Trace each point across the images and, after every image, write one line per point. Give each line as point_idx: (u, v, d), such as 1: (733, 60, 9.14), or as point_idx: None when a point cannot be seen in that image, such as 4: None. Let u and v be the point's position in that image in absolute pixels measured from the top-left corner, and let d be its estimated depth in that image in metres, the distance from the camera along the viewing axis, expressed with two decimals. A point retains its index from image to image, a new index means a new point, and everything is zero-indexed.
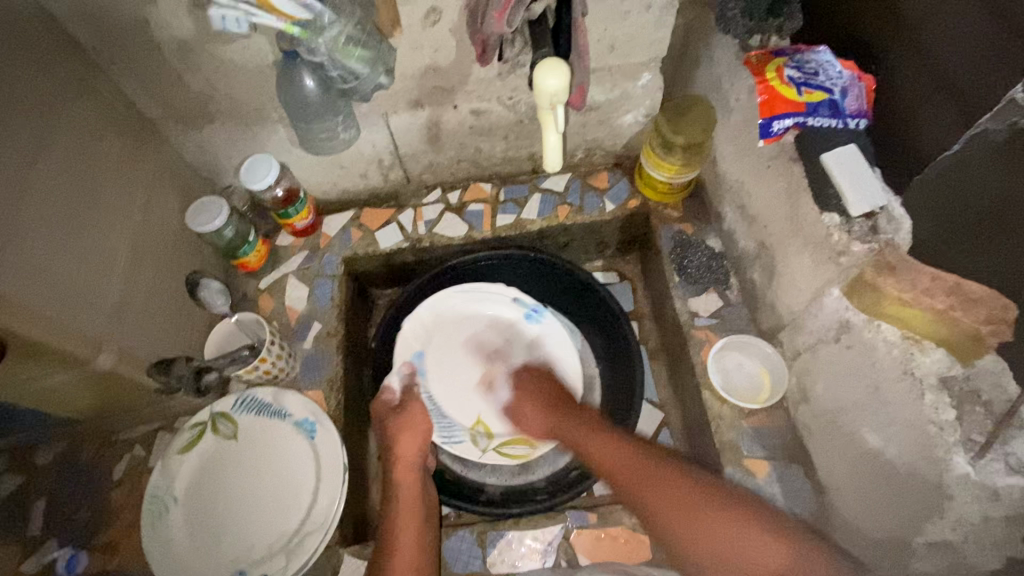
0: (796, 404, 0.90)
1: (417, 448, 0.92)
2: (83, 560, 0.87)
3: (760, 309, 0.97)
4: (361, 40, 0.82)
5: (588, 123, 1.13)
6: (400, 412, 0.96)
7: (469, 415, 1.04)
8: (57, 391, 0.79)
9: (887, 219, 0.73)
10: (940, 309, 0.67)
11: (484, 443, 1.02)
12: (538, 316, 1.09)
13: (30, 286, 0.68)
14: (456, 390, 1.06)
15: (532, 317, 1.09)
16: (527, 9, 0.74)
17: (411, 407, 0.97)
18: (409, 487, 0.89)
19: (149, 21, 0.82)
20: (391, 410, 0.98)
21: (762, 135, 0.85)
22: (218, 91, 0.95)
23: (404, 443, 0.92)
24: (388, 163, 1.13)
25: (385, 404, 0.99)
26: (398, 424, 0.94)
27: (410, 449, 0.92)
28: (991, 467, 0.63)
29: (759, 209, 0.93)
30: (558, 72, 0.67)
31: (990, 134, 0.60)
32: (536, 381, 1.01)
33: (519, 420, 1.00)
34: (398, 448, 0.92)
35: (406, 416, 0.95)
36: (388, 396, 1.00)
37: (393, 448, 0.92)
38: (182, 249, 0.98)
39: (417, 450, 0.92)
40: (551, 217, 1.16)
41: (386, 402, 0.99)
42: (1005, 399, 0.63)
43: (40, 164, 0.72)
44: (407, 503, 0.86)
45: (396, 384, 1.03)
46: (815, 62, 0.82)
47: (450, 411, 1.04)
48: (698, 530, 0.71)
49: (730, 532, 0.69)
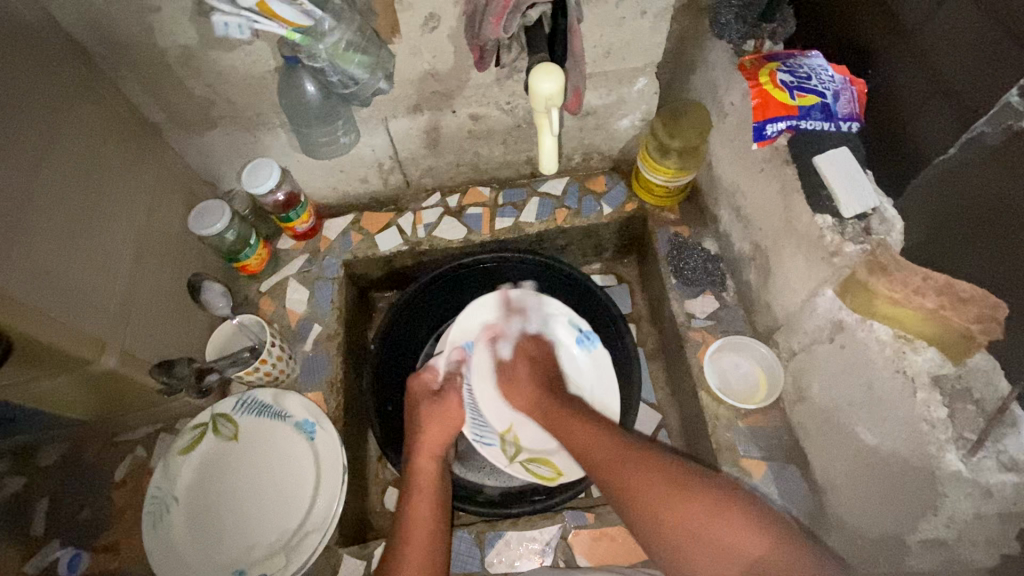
0: (792, 405, 0.91)
1: (444, 438, 0.92)
2: (85, 559, 0.88)
3: (756, 310, 0.98)
4: (361, 45, 0.84)
5: (586, 127, 1.14)
6: (438, 398, 0.95)
7: (505, 420, 1.03)
8: (61, 393, 0.80)
9: (879, 219, 0.74)
10: (930, 309, 0.66)
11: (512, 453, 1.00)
12: (591, 344, 1.07)
13: (34, 289, 0.69)
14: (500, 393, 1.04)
15: (582, 342, 1.08)
16: (524, 14, 0.76)
17: (450, 398, 0.95)
18: (431, 477, 0.88)
19: (154, 28, 0.83)
20: (430, 395, 0.97)
21: (756, 138, 0.86)
22: (220, 97, 0.96)
23: (431, 433, 0.91)
24: (388, 167, 1.15)
25: (426, 385, 0.98)
26: (433, 411, 0.94)
27: (436, 439, 0.91)
28: (983, 464, 0.63)
29: (754, 211, 0.95)
30: (554, 75, 0.68)
31: (986, 137, 0.61)
32: (545, 362, 1.00)
33: (508, 383, 0.98)
34: (426, 436, 0.91)
35: (444, 405, 0.94)
36: (430, 375, 0.99)
37: (420, 436, 0.92)
38: (184, 252, 0.99)
39: (443, 442, 0.92)
40: (550, 220, 1.17)
41: (426, 383, 0.98)
42: (997, 396, 0.64)
43: (46, 169, 0.73)
44: (427, 493, 0.85)
45: (441, 366, 1.01)
46: (808, 67, 0.83)
47: (487, 412, 1.02)
48: (676, 516, 0.68)
49: (705, 514, 0.66)
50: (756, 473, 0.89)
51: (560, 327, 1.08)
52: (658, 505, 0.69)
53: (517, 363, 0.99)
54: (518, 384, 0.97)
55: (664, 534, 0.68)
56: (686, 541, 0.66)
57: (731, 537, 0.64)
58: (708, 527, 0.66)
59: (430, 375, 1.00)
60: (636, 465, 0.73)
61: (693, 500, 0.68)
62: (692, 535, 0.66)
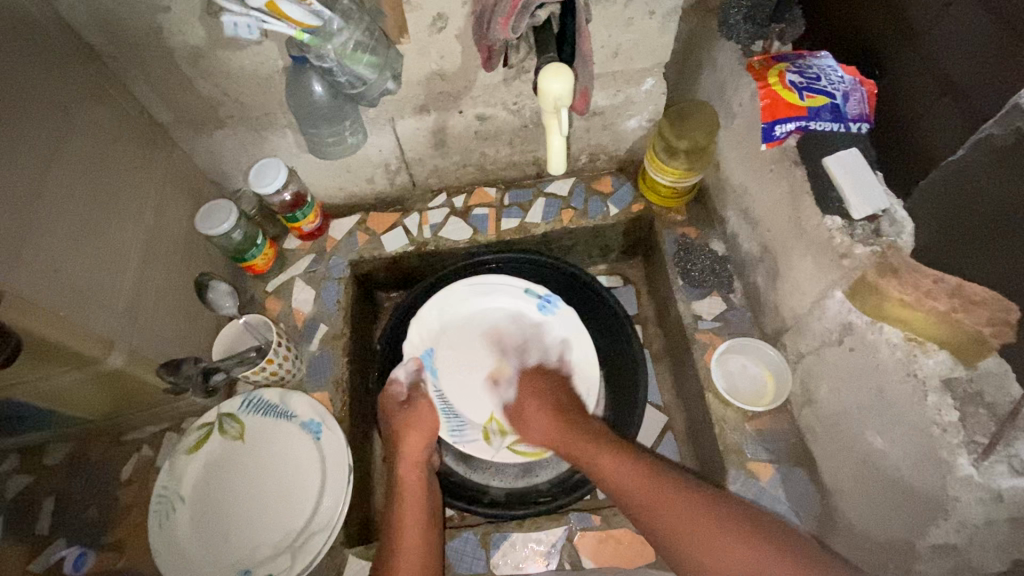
0: (799, 407, 0.90)
1: (422, 446, 0.91)
2: (90, 558, 0.88)
3: (764, 312, 0.98)
4: (369, 46, 0.84)
5: (593, 127, 1.14)
6: (407, 406, 0.96)
7: (484, 412, 1.02)
8: (69, 391, 0.80)
9: (889, 221, 0.74)
10: (943, 311, 0.66)
11: (497, 442, 0.99)
12: (552, 305, 1.05)
13: (43, 287, 0.69)
14: (469, 390, 1.03)
15: (544, 306, 1.06)
16: (532, 15, 0.75)
17: (420, 404, 0.96)
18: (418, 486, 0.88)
19: (162, 28, 0.84)
20: (399, 404, 0.97)
21: (764, 139, 0.86)
22: (228, 96, 0.96)
23: (410, 442, 0.91)
24: (395, 167, 1.14)
25: (394, 397, 0.98)
26: (405, 420, 0.93)
27: (417, 447, 0.91)
28: (995, 469, 0.62)
29: (762, 213, 0.94)
30: (563, 75, 0.68)
31: (995, 139, 0.59)
32: (539, 386, 0.97)
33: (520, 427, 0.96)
34: (405, 445, 0.91)
35: (412, 412, 0.94)
36: (395, 388, 0.99)
37: (400, 446, 0.91)
38: (191, 252, 0.99)
39: (422, 448, 0.91)
40: (556, 220, 1.17)
41: (393, 395, 0.98)
42: (1009, 400, 0.64)
43: (56, 167, 0.74)
44: (415, 504, 0.86)
45: (403, 376, 1.01)
46: (817, 68, 0.83)
47: (463, 410, 1.01)
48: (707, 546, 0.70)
49: (734, 547, 0.69)
50: (763, 475, 0.89)
51: (520, 298, 1.07)
52: (694, 529, 0.71)
53: (524, 399, 0.96)
54: (530, 418, 0.94)
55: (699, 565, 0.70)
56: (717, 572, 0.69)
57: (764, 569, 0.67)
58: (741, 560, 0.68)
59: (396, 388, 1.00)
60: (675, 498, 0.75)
61: (723, 531, 0.70)
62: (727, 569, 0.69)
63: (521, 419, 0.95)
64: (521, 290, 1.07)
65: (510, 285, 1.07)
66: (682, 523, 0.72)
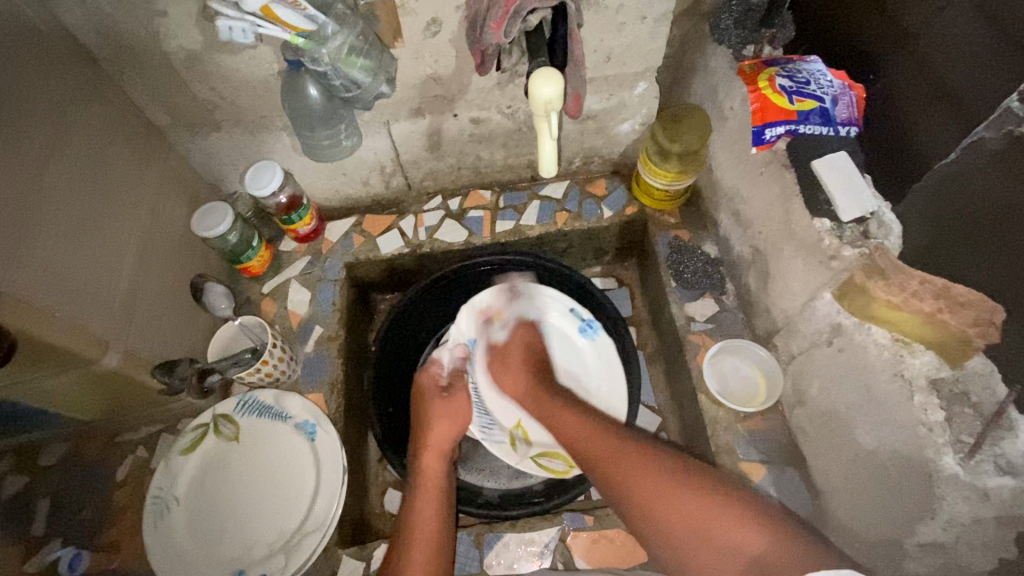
0: (791, 408, 0.91)
1: (449, 438, 0.91)
2: (86, 559, 0.88)
3: (756, 314, 0.99)
4: (363, 50, 0.84)
5: (586, 130, 1.14)
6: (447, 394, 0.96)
7: (512, 416, 1.04)
8: (63, 393, 0.81)
9: (877, 224, 0.76)
10: (928, 312, 0.68)
11: (523, 449, 1.02)
12: (593, 332, 1.09)
13: (39, 287, 0.70)
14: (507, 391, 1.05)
15: (585, 330, 1.09)
16: (524, 20, 0.76)
17: (460, 394, 0.96)
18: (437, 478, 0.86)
19: (159, 32, 0.84)
20: (438, 390, 0.97)
21: (756, 142, 0.87)
22: (224, 100, 0.97)
23: (437, 430, 0.91)
24: (390, 170, 1.15)
25: (434, 378, 0.99)
26: (439, 411, 0.93)
27: (443, 438, 0.91)
28: (981, 467, 0.63)
29: (753, 215, 0.95)
30: (553, 80, 0.69)
31: (987, 142, 0.61)
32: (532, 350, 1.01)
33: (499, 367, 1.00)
34: (433, 435, 0.91)
35: (451, 401, 0.95)
36: (435, 369, 1.00)
37: (426, 434, 0.91)
38: (187, 253, 1.00)
39: (448, 440, 0.91)
40: (551, 223, 1.18)
41: (435, 377, 0.99)
42: (994, 401, 0.64)
43: (52, 169, 0.74)
44: (432, 491, 0.84)
45: (444, 359, 1.02)
46: (807, 72, 0.84)
47: (495, 409, 1.04)
48: (675, 509, 0.68)
49: (701, 510, 0.66)
50: (755, 476, 0.89)
51: (565, 317, 1.10)
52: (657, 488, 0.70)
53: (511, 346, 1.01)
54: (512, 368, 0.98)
55: (668, 532, 0.68)
56: (686, 538, 0.66)
57: (733, 536, 0.63)
58: (709, 522, 0.65)
59: (435, 370, 1.00)
60: (641, 466, 0.73)
61: (685, 491, 0.68)
62: (695, 534, 0.66)
63: (500, 362, 1.00)
64: (567, 309, 1.10)
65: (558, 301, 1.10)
66: (642, 485, 0.71)
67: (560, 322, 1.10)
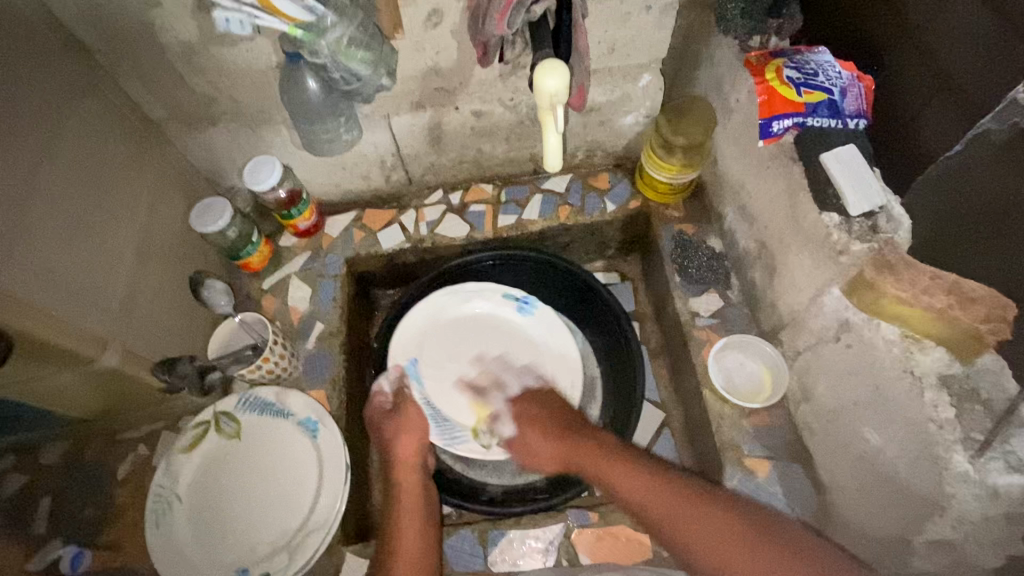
0: (796, 404, 0.90)
1: (416, 448, 0.90)
2: (88, 557, 0.87)
3: (761, 309, 0.98)
4: (363, 41, 0.83)
5: (589, 123, 1.13)
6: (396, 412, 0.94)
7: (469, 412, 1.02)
8: (66, 391, 0.80)
9: (886, 218, 0.74)
10: (939, 308, 0.66)
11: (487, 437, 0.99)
12: (530, 306, 1.10)
13: (35, 285, 0.69)
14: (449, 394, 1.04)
15: (522, 308, 1.10)
16: (528, 10, 0.75)
17: (408, 409, 0.94)
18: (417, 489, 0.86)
19: (155, 24, 0.83)
20: (386, 413, 0.95)
21: (762, 135, 0.85)
22: (223, 94, 0.96)
23: (402, 444, 0.89)
24: (391, 164, 1.14)
25: (379, 406, 0.96)
26: (396, 428, 0.91)
27: (410, 450, 0.89)
28: (990, 465, 0.63)
29: (759, 209, 0.94)
30: (557, 72, 0.68)
31: (992, 134, 0.60)
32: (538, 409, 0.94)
33: (525, 454, 0.91)
34: (399, 451, 0.89)
35: (405, 416, 0.93)
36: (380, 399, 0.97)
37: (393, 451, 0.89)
38: (186, 249, 0.99)
39: (416, 450, 0.90)
40: (553, 217, 1.16)
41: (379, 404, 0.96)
42: (1005, 398, 0.64)
43: (48, 165, 0.73)
44: (413, 507, 0.84)
45: (386, 386, 0.99)
46: (815, 63, 0.82)
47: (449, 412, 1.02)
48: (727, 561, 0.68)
49: (730, 546, 0.69)
50: (761, 472, 0.89)
51: (499, 304, 1.11)
52: (676, 515, 0.73)
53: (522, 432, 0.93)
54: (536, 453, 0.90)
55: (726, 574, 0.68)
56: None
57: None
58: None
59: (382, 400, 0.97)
60: (691, 512, 0.72)
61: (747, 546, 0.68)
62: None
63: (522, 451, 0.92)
64: (499, 295, 1.10)
65: (489, 291, 1.10)
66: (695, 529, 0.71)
67: (494, 309, 1.11)
